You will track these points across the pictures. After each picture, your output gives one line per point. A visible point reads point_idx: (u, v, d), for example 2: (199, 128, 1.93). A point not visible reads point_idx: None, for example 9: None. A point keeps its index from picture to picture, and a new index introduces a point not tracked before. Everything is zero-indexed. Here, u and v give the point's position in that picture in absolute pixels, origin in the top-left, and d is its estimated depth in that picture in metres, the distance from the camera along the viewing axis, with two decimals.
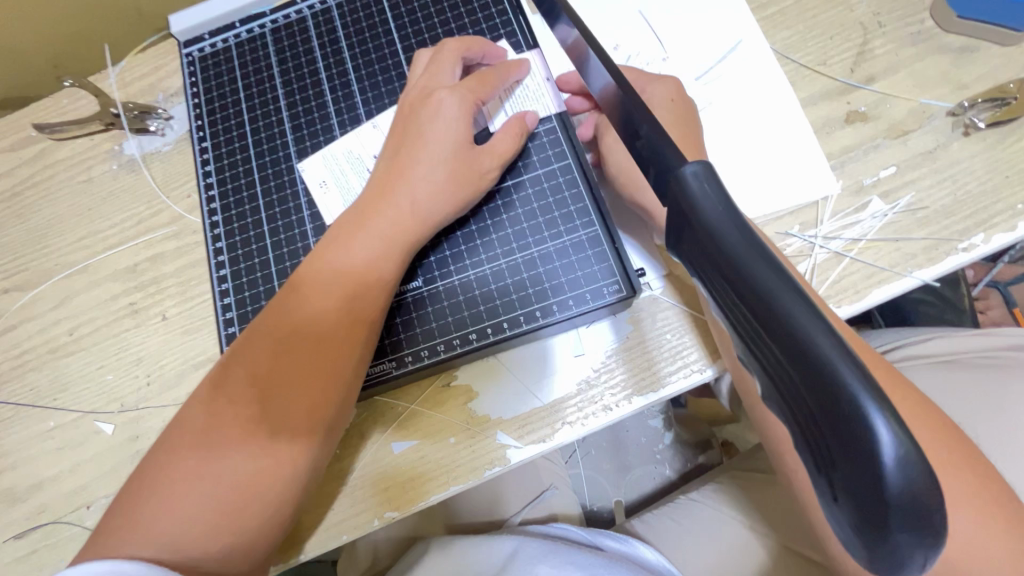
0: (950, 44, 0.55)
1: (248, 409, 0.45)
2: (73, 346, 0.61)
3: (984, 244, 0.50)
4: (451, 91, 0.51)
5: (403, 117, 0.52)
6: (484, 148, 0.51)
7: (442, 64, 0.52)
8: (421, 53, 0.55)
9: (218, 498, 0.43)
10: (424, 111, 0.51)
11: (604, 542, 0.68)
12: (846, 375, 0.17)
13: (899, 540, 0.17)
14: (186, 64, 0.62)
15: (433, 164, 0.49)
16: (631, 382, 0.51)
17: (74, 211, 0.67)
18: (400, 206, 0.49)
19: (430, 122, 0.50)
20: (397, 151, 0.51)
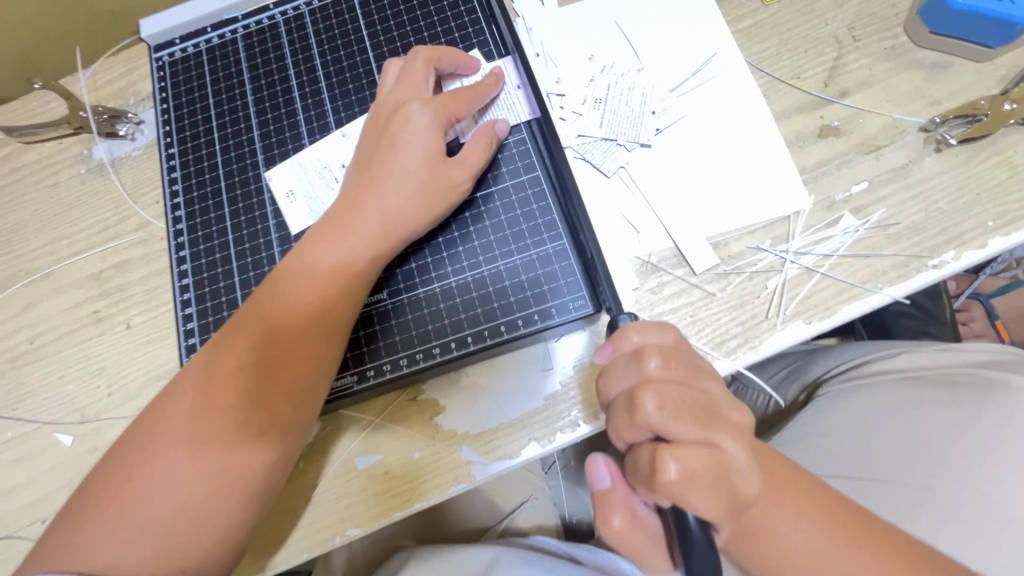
0: (923, 59, 0.55)
1: (208, 427, 0.44)
2: (34, 355, 0.60)
3: (954, 261, 0.49)
4: (422, 102, 0.50)
5: (373, 128, 0.52)
6: (456, 160, 0.50)
7: (415, 75, 0.52)
8: (392, 62, 0.54)
9: (178, 518, 0.42)
10: (395, 122, 0.50)
11: (581, 554, 0.68)
12: None
13: None
14: (155, 69, 0.61)
15: (403, 177, 0.49)
16: (599, 398, 0.50)
17: (41, 216, 0.66)
18: (370, 219, 0.48)
19: (400, 133, 0.50)
20: (367, 162, 0.50)
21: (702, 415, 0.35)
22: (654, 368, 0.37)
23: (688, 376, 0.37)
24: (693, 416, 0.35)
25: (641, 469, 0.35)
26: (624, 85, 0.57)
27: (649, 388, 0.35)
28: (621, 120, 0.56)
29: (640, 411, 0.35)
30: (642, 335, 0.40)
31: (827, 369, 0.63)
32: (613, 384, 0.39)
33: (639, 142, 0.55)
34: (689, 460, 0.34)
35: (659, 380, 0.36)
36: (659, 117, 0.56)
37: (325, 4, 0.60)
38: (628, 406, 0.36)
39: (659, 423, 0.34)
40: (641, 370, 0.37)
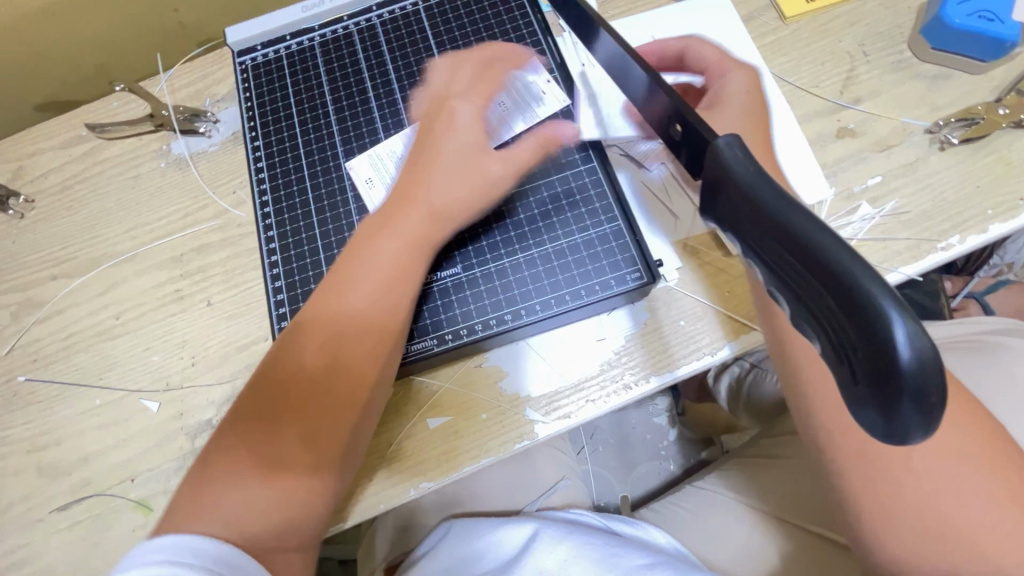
0: (925, 72, 0.63)
1: (287, 405, 0.48)
2: (120, 329, 0.65)
3: (960, 244, 0.56)
4: (464, 100, 0.56)
5: (422, 125, 0.57)
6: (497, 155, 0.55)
7: (462, 76, 0.59)
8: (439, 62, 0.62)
9: (277, 489, 0.46)
10: (443, 119, 0.55)
11: (618, 527, 0.72)
12: (865, 280, 0.22)
13: (904, 414, 0.22)
14: (239, 71, 0.68)
15: (453, 166, 0.53)
16: (648, 364, 0.56)
17: (123, 205, 0.71)
18: (430, 203, 0.52)
19: (446, 129, 0.55)
20: (416, 154, 0.54)
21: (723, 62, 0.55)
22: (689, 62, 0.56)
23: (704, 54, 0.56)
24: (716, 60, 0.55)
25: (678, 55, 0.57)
26: None
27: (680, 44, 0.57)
28: None
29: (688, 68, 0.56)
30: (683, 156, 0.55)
31: None
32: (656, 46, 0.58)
33: None
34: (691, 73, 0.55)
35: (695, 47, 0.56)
36: None
37: (396, 17, 0.67)
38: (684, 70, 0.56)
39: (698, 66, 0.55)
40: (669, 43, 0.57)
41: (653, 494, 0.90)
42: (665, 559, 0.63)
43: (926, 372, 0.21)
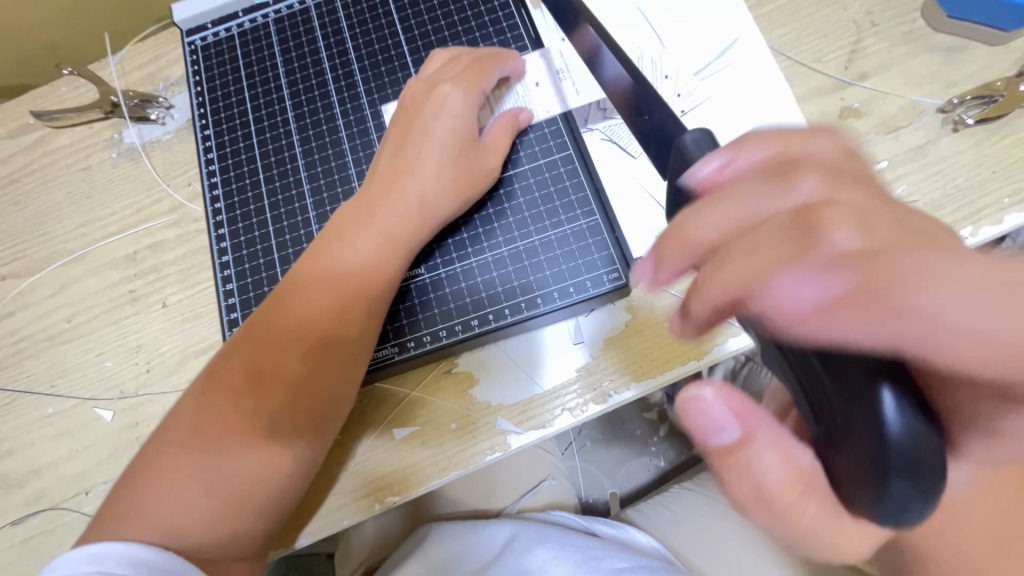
0: (941, 43, 0.57)
1: (244, 408, 0.46)
2: (72, 333, 0.61)
3: (972, 236, 0.51)
4: (454, 85, 0.53)
5: (408, 104, 0.54)
6: (485, 146, 0.53)
7: (452, 65, 0.55)
8: (439, 52, 0.56)
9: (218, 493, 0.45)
10: (429, 105, 0.53)
11: (599, 528, 0.68)
12: (865, 372, 0.25)
13: (898, 483, 0.25)
14: (188, 53, 0.63)
15: (441, 159, 0.51)
16: (628, 370, 0.52)
17: (73, 199, 0.67)
18: (409, 194, 0.51)
19: (434, 117, 0.52)
20: (399, 145, 0.53)
21: (919, 236, 0.26)
22: (840, 236, 0.25)
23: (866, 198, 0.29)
24: (911, 238, 0.26)
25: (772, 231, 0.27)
26: (643, 66, 0.59)
27: (814, 170, 0.29)
28: None
29: (822, 226, 0.25)
30: (797, 466, 0.29)
31: None
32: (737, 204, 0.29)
33: None
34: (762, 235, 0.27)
35: (847, 181, 0.29)
36: (685, 99, 0.58)
37: None
38: (794, 220, 0.26)
39: (857, 248, 0.25)
40: (792, 193, 0.28)
41: (641, 490, 0.88)
42: (647, 562, 0.60)
43: (915, 442, 0.24)
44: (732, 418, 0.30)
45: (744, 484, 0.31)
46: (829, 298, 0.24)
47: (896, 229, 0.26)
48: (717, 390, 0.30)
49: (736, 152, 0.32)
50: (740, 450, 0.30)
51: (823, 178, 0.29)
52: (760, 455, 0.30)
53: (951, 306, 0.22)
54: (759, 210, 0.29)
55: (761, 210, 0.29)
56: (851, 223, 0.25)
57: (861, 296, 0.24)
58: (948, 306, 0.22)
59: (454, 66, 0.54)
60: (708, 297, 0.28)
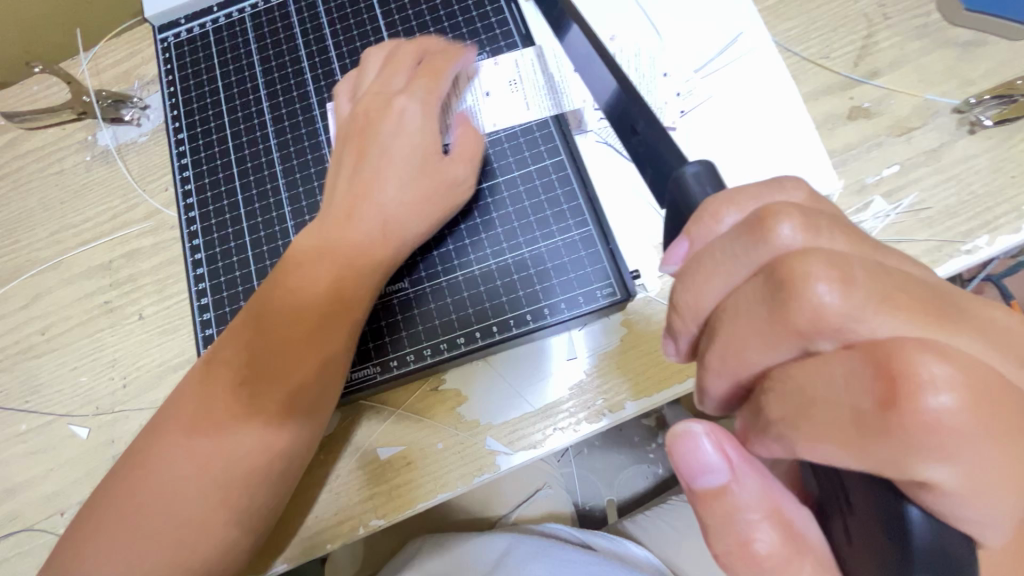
0: (957, 38, 0.53)
1: (218, 415, 0.43)
2: (46, 346, 0.59)
3: (988, 246, 0.48)
4: (407, 96, 0.50)
5: (358, 123, 0.51)
6: (451, 157, 0.50)
7: (397, 66, 0.52)
8: (372, 53, 0.54)
9: (196, 501, 0.42)
10: (385, 120, 0.50)
11: (595, 540, 0.66)
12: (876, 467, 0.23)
13: None
14: (161, 50, 0.63)
15: (400, 181, 0.48)
16: (624, 388, 0.49)
17: (46, 204, 0.64)
18: (371, 219, 0.47)
19: (391, 134, 0.49)
20: (358, 165, 0.49)
21: (914, 295, 0.23)
22: (822, 292, 0.23)
23: (845, 244, 0.26)
24: (903, 299, 0.23)
25: (747, 306, 0.26)
26: (640, 63, 0.56)
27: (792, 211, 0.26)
28: None
29: (802, 292, 0.23)
30: (787, 524, 0.28)
31: None
32: (712, 280, 0.27)
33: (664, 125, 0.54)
34: (745, 315, 0.26)
35: (831, 223, 0.26)
36: (684, 98, 0.54)
37: None
38: (770, 289, 0.25)
39: (840, 317, 0.23)
40: (769, 244, 0.25)
41: (641, 497, 0.85)
42: None
43: (937, 548, 0.22)
44: (725, 464, 0.28)
45: (722, 542, 0.29)
46: (810, 399, 0.23)
47: (886, 286, 0.23)
48: (711, 433, 0.28)
49: (709, 214, 0.29)
50: (727, 498, 0.28)
51: (802, 221, 0.26)
52: (748, 509, 0.28)
53: (945, 399, 0.20)
54: (730, 279, 0.27)
55: (733, 279, 0.27)
56: (834, 274, 0.23)
57: (848, 401, 0.21)
58: (944, 411, 0.20)
59: (398, 70, 0.52)
60: (720, 371, 0.27)
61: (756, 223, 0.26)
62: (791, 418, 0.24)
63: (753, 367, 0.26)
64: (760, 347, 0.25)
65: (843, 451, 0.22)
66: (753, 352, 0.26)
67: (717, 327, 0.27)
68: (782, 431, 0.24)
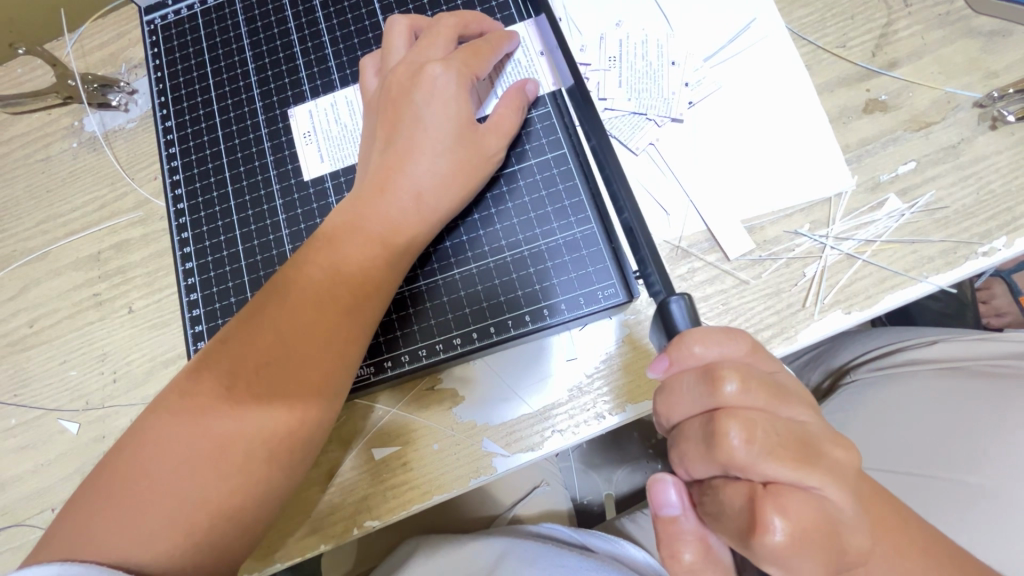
0: (981, 27, 0.51)
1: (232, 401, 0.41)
2: (35, 339, 0.58)
3: (1005, 249, 0.46)
4: (444, 65, 0.47)
5: (392, 92, 0.48)
6: (488, 126, 0.48)
7: (431, 37, 0.49)
8: (397, 22, 0.51)
9: (211, 483, 0.40)
10: (418, 89, 0.47)
11: (593, 541, 0.65)
12: None
13: None
14: (147, 33, 0.60)
15: (434, 155, 0.46)
16: (624, 392, 0.48)
17: (32, 193, 0.62)
18: (404, 199, 0.46)
19: (425, 103, 0.46)
20: (390, 140, 0.47)
21: (804, 453, 0.30)
22: (735, 443, 0.29)
23: (770, 399, 0.31)
24: (790, 453, 0.29)
25: (691, 436, 0.32)
26: (647, 50, 0.53)
27: (736, 369, 0.31)
28: (651, 94, 0.52)
29: (722, 442, 0.29)
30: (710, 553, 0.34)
31: (855, 355, 0.65)
32: (674, 406, 0.33)
33: (670, 116, 0.51)
34: (689, 437, 0.32)
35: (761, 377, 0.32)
36: (693, 89, 0.52)
37: None
38: (705, 432, 0.31)
39: (747, 464, 0.29)
40: (714, 396, 0.31)
41: (639, 491, 0.85)
42: None
43: None
44: (681, 507, 0.34)
45: (663, 553, 0.35)
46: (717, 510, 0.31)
47: (782, 442, 0.30)
48: (677, 483, 0.34)
49: (687, 345, 0.32)
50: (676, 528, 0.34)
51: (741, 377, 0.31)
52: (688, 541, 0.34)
53: (784, 540, 0.28)
54: (688, 408, 0.32)
55: (691, 407, 0.32)
56: (745, 432, 0.30)
57: (735, 522, 0.29)
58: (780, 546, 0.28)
59: (437, 44, 0.48)
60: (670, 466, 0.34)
61: (709, 376, 0.31)
62: (707, 514, 0.32)
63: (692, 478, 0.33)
64: (696, 468, 0.32)
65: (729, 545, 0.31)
66: (693, 468, 0.32)
67: (674, 439, 0.33)
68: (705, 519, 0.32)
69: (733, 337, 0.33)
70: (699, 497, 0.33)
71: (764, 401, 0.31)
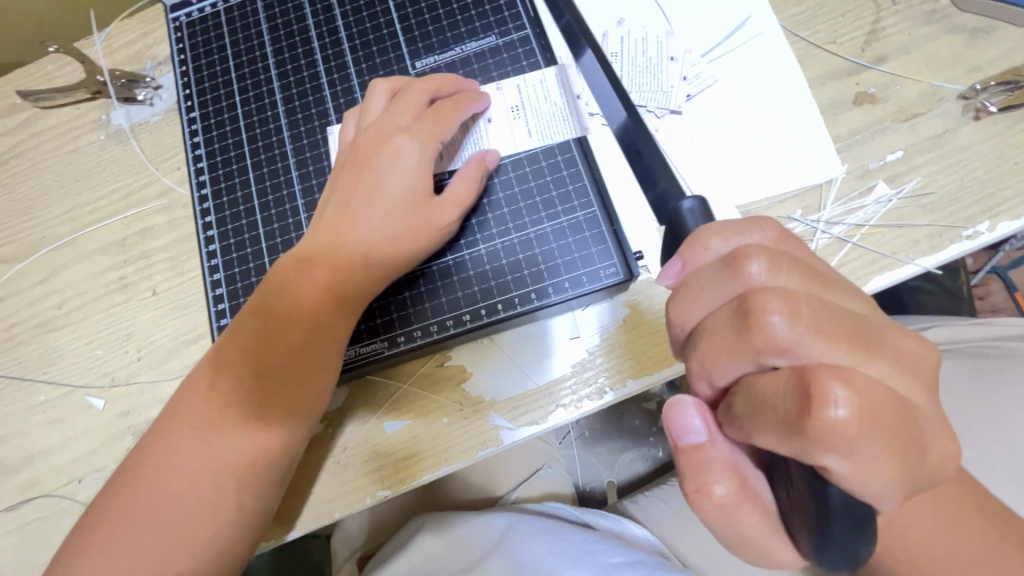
0: (965, 24, 0.53)
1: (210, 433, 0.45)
2: (63, 320, 0.60)
3: (989, 232, 0.49)
4: (408, 136, 0.49)
5: (358, 153, 0.50)
6: (443, 199, 0.49)
7: (403, 102, 0.51)
8: (379, 84, 0.53)
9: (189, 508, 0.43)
10: (382, 156, 0.48)
11: (595, 520, 0.67)
12: None
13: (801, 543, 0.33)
14: (173, 29, 0.63)
15: (388, 218, 0.47)
16: (624, 366, 0.50)
17: (61, 182, 0.65)
18: (356, 254, 0.47)
19: (385, 169, 0.48)
20: (346, 197, 0.48)
21: (853, 329, 0.26)
22: (776, 320, 0.26)
23: (807, 282, 0.29)
24: (842, 331, 0.26)
25: (718, 328, 0.28)
26: (647, 46, 0.56)
27: (763, 250, 0.29)
28: (651, 87, 0.55)
29: (759, 318, 0.26)
30: (742, 479, 0.30)
31: None
32: (691, 304, 0.30)
33: (670, 108, 0.54)
34: (715, 335, 0.28)
35: (792, 264, 0.29)
36: (691, 83, 0.55)
37: None
38: (736, 316, 0.27)
39: (788, 341, 0.26)
40: (741, 278, 0.28)
41: (641, 478, 0.86)
42: (644, 558, 0.58)
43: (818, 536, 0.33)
44: (707, 433, 0.30)
45: (689, 485, 0.30)
46: (758, 405, 0.26)
47: (830, 320, 0.26)
48: (698, 405, 0.30)
49: (700, 242, 0.31)
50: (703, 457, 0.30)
51: (769, 261, 0.28)
52: (717, 469, 0.30)
53: (847, 413, 0.23)
54: (709, 304, 0.29)
55: (712, 301, 0.29)
56: (786, 306, 0.26)
57: (782, 405, 0.25)
58: (842, 421, 0.23)
59: (409, 111, 0.50)
60: (699, 375, 0.30)
61: (732, 258, 0.29)
62: (746, 419, 0.27)
63: (718, 382, 0.29)
64: (725, 367, 0.28)
65: (775, 445, 0.25)
66: (721, 365, 0.28)
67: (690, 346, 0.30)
68: (739, 425, 0.27)
69: (756, 228, 0.31)
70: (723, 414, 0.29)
71: (797, 288, 0.28)
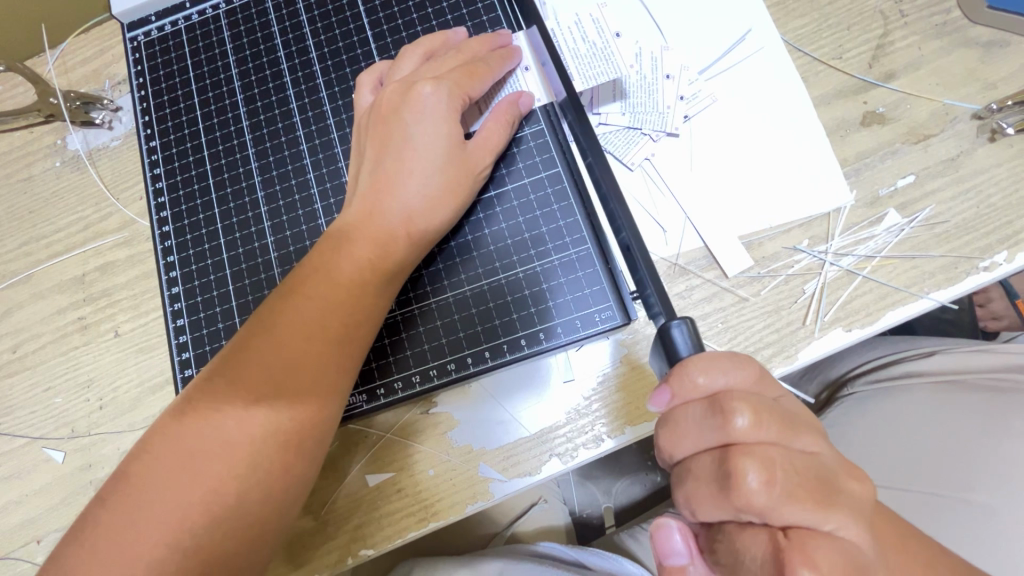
0: (978, 37, 0.50)
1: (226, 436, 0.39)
2: (18, 365, 0.56)
3: (1006, 263, 0.46)
4: (433, 84, 0.46)
5: (381, 110, 0.47)
6: (477, 145, 0.47)
7: (440, 64, 0.48)
8: (410, 49, 0.50)
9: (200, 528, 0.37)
10: (407, 109, 0.46)
11: (589, 559, 0.64)
12: None
13: None
14: (130, 50, 0.59)
15: (425, 175, 0.45)
16: (621, 414, 0.47)
17: (14, 214, 0.60)
18: (396, 217, 0.44)
19: (414, 122, 0.45)
20: (379, 159, 0.46)
21: (818, 492, 0.28)
22: (753, 486, 0.27)
23: (783, 430, 0.29)
24: (811, 497, 0.28)
25: (702, 475, 0.29)
26: (642, 63, 0.52)
27: (747, 399, 0.29)
28: (646, 108, 0.51)
29: (738, 485, 0.27)
30: None
31: (854, 366, 0.64)
32: (680, 439, 0.31)
33: (666, 130, 0.50)
34: (701, 484, 0.29)
35: (771, 412, 0.29)
36: (689, 101, 0.51)
37: None
38: (720, 475, 0.28)
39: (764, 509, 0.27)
40: (726, 430, 0.29)
41: (639, 503, 0.83)
42: None
43: None
44: (690, 557, 0.31)
45: None
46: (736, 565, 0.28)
47: (799, 485, 0.28)
48: (683, 528, 0.31)
49: (688, 373, 0.30)
50: None
51: (752, 413, 0.29)
52: None
53: None
54: (698, 443, 0.30)
55: (697, 443, 0.30)
56: (763, 475, 0.27)
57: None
58: None
59: (437, 68, 0.48)
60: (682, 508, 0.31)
61: (719, 410, 0.29)
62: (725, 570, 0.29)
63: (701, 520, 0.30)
64: (709, 514, 0.29)
65: None
66: (705, 512, 0.29)
67: (679, 482, 0.31)
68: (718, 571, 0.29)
69: (738, 364, 0.31)
70: (708, 543, 0.31)
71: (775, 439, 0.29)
